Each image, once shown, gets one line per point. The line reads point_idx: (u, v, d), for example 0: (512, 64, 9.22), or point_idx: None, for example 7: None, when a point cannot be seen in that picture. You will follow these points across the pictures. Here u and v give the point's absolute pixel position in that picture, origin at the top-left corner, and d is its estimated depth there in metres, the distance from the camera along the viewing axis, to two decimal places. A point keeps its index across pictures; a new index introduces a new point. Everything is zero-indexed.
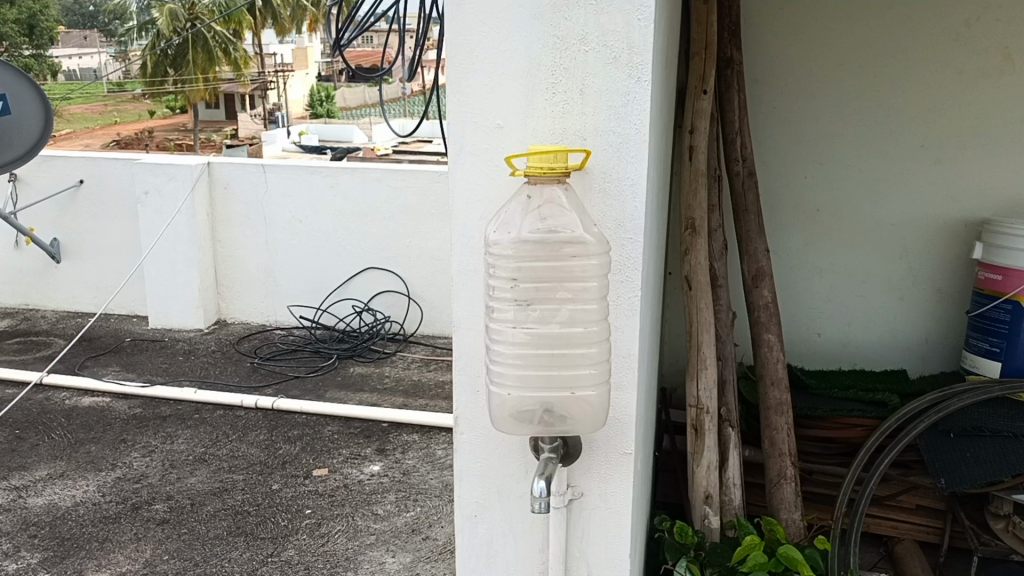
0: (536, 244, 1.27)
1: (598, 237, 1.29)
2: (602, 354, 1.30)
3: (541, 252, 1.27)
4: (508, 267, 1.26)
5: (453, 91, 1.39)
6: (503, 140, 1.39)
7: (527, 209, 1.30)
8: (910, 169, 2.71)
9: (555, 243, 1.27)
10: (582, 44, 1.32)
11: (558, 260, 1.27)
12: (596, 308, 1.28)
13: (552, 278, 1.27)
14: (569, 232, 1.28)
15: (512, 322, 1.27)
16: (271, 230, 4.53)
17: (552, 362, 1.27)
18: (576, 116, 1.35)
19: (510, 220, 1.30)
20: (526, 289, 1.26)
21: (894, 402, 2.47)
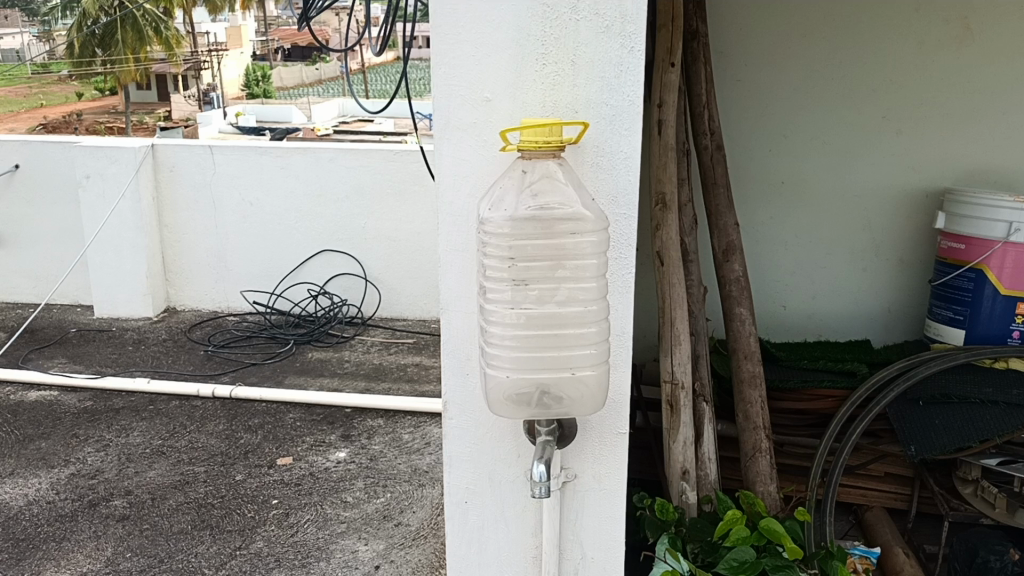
0: (531, 219, 1.22)
1: (595, 212, 1.25)
2: (602, 335, 1.24)
3: (537, 229, 1.22)
4: (503, 246, 1.22)
5: (438, 64, 1.33)
6: (490, 114, 1.33)
7: (523, 184, 1.25)
8: (873, 140, 2.72)
9: (551, 219, 1.22)
10: (573, 12, 1.27)
11: (555, 237, 1.22)
12: (595, 287, 1.23)
13: (549, 256, 1.21)
14: (564, 209, 1.23)
15: (507, 303, 1.21)
16: (220, 214, 4.39)
17: (550, 344, 1.22)
18: (567, 88, 1.31)
19: (503, 195, 1.25)
20: (523, 267, 1.21)
21: (863, 372, 2.49)
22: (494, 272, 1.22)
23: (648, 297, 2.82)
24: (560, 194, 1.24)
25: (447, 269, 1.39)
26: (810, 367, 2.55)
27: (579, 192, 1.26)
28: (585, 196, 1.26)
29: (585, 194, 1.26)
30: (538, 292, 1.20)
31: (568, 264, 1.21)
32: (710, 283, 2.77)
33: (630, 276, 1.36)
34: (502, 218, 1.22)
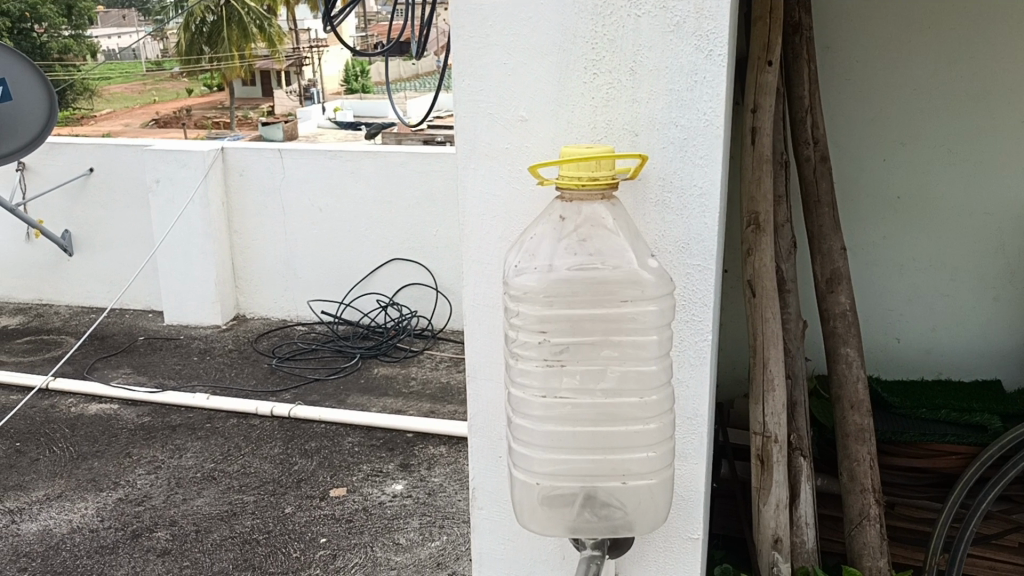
0: (575, 276, 1.00)
1: (656, 271, 1.00)
2: (664, 433, 1.02)
3: (581, 290, 1.00)
4: (540, 319, 1.00)
5: (461, 76, 1.10)
6: (526, 136, 1.09)
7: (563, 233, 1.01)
8: (1010, 150, 2.32)
9: (599, 283, 1.00)
10: (632, 6, 1.00)
11: (604, 304, 1.00)
12: (656, 370, 1.02)
13: (593, 331, 1.00)
14: (615, 269, 1.00)
15: (541, 387, 1.01)
16: (289, 218, 4.24)
17: (593, 439, 1.02)
18: (625, 106, 1.03)
19: (536, 245, 1.01)
20: (559, 337, 1.00)
21: (997, 426, 2.12)
22: (522, 343, 1.01)
23: (738, 328, 2.49)
24: (616, 247, 1.00)
25: (472, 330, 1.17)
26: (930, 416, 2.19)
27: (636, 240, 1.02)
28: (641, 248, 1.01)
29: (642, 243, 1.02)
30: (580, 379, 1.00)
31: (622, 339, 1.00)
32: (812, 311, 2.42)
33: (705, 346, 1.07)
34: (536, 277, 0.99)
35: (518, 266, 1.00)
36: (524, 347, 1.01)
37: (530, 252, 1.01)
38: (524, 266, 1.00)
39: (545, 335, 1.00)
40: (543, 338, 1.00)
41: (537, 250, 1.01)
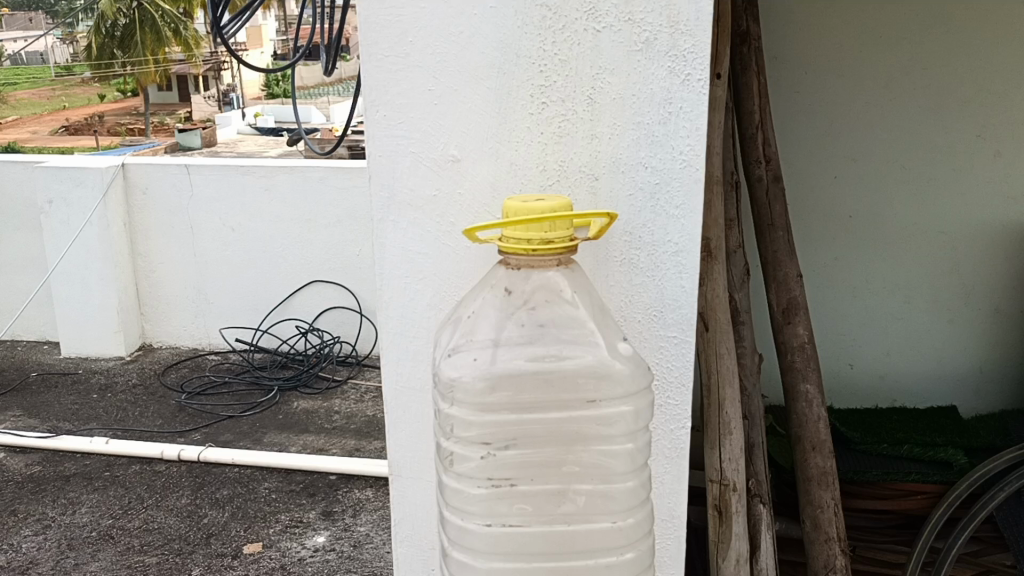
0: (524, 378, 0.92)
1: (630, 359, 0.94)
2: (639, 563, 0.97)
3: (532, 393, 0.93)
4: (491, 431, 0.93)
5: (378, 106, 0.94)
6: (459, 179, 0.95)
7: (519, 332, 0.91)
8: (964, 165, 2.18)
9: (555, 382, 0.92)
10: (590, 19, 0.87)
11: (564, 409, 0.93)
12: (633, 487, 0.96)
13: (549, 442, 0.94)
14: (573, 361, 0.93)
15: (487, 506, 0.94)
16: (199, 240, 3.93)
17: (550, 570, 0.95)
18: (584, 144, 0.91)
19: (479, 335, 0.92)
20: (504, 449, 0.93)
21: (962, 462, 1.95)
22: (462, 453, 0.94)
23: None
24: (584, 347, 0.93)
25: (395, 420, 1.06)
26: (891, 452, 2.00)
27: (613, 327, 0.94)
28: (610, 331, 0.93)
29: (614, 328, 0.94)
30: (532, 500, 0.94)
31: (584, 450, 0.94)
32: (766, 340, 2.26)
33: (685, 435, 0.98)
34: (470, 372, 0.91)
35: (454, 354, 0.93)
36: (461, 457, 0.95)
37: (468, 341, 0.93)
38: (462, 355, 0.93)
39: (489, 447, 0.93)
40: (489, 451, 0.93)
41: (475, 334, 0.92)
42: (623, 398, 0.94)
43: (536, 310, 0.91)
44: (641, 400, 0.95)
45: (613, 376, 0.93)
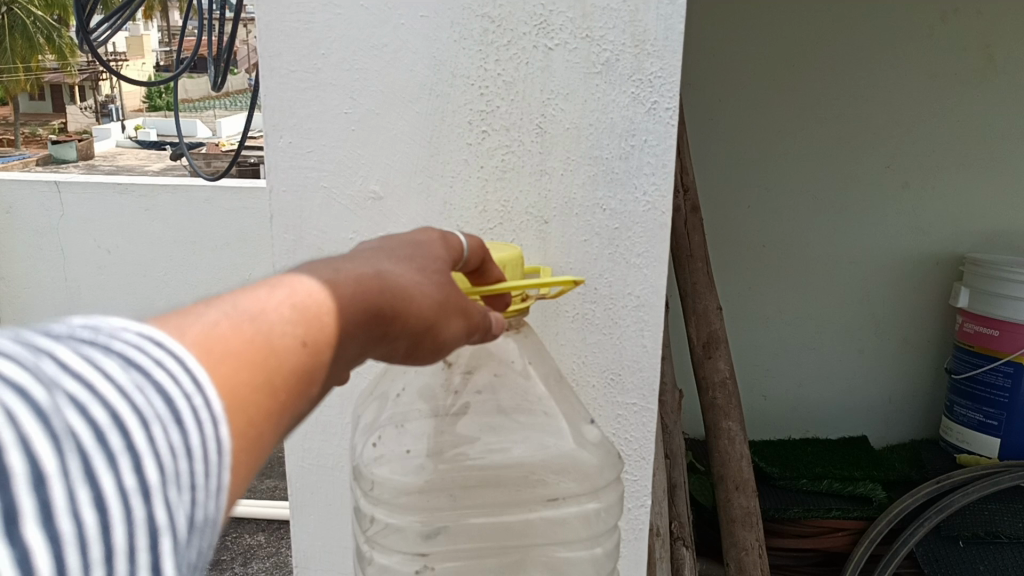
0: (469, 474, 0.76)
1: (599, 449, 0.78)
2: None
3: (480, 496, 0.76)
4: (427, 540, 0.78)
5: (282, 127, 0.78)
6: (381, 221, 0.79)
7: (460, 417, 0.76)
8: (875, 196, 2.08)
9: (506, 480, 0.77)
10: (541, 34, 0.73)
11: (518, 512, 0.77)
12: None
13: (493, 547, 0.79)
14: (531, 454, 0.77)
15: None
16: (71, 263, 3.62)
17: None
18: (529, 181, 0.76)
19: (410, 421, 0.76)
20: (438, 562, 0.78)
21: (880, 497, 1.90)
22: (390, 564, 0.79)
23: None
24: (537, 431, 0.77)
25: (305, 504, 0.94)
26: (812, 487, 1.93)
27: (579, 406, 0.80)
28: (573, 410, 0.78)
29: (577, 408, 0.79)
30: None
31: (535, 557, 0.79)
32: (682, 372, 2.19)
33: (641, 515, 0.84)
34: (399, 469, 0.76)
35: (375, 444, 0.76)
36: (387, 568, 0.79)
37: (397, 428, 0.76)
38: (389, 451, 0.76)
39: (424, 557, 0.78)
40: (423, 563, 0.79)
41: (404, 420, 0.76)
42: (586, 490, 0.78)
43: (484, 391, 0.76)
44: (609, 495, 0.79)
45: (577, 471, 0.77)
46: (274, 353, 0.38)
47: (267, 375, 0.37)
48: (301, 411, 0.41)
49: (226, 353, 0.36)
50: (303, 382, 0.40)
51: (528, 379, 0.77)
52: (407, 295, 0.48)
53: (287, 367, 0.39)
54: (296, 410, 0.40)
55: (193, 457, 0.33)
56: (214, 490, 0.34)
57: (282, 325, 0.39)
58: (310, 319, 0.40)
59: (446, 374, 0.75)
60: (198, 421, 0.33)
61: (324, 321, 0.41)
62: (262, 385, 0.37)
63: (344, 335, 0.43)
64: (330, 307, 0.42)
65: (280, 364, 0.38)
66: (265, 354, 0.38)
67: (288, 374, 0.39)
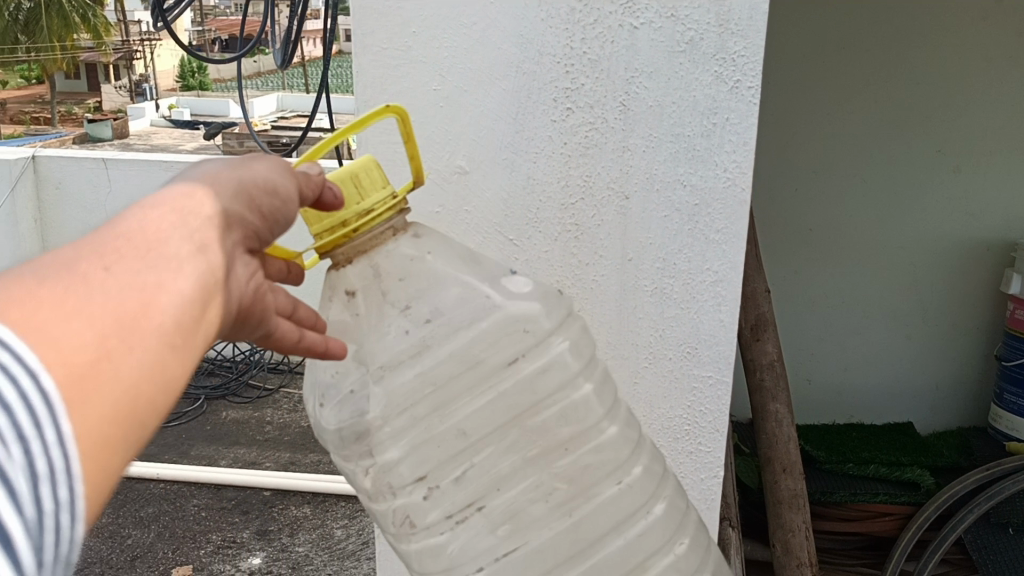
0: (447, 413, 0.70)
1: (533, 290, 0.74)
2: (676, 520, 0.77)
3: (440, 372, 0.70)
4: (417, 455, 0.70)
5: (371, 105, 0.81)
6: (466, 196, 0.82)
7: (411, 350, 0.69)
8: (935, 177, 1.92)
9: (456, 351, 0.70)
10: (627, 13, 0.74)
11: (486, 374, 0.71)
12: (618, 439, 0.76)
13: (486, 425, 0.71)
14: (469, 311, 0.70)
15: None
16: None
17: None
18: (612, 158, 0.78)
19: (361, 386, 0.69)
20: (482, 539, 0.70)
21: (929, 483, 1.83)
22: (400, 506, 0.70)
23: None
24: (501, 337, 0.71)
25: None
26: (857, 472, 1.88)
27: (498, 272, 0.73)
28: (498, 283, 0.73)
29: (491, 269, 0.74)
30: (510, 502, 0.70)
31: (533, 423, 0.72)
32: None
33: (714, 485, 0.87)
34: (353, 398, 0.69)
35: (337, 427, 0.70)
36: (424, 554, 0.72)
37: (331, 376, 0.70)
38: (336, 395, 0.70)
39: (425, 479, 0.70)
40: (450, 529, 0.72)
41: (358, 385, 0.69)
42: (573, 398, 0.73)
43: (401, 300, 0.68)
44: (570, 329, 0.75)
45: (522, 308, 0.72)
46: (92, 301, 0.34)
47: (87, 309, 0.33)
48: (168, 334, 0.37)
49: (40, 317, 0.32)
50: (142, 319, 0.36)
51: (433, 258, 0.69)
52: (215, 212, 0.44)
53: (110, 296, 0.35)
54: (155, 335, 0.36)
55: (29, 433, 0.29)
56: (52, 439, 0.30)
57: (86, 272, 0.35)
58: (116, 261, 0.36)
59: (354, 304, 0.66)
60: (24, 398, 0.29)
61: (129, 255, 0.37)
62: (92, 336, 0.33)
63: (175, 263, 0.39)
64: (130, 236, 0.38)
65: (101, 314, 0.34)
66: (79, 303, 0.33)
67: (117, 316, 0.35)
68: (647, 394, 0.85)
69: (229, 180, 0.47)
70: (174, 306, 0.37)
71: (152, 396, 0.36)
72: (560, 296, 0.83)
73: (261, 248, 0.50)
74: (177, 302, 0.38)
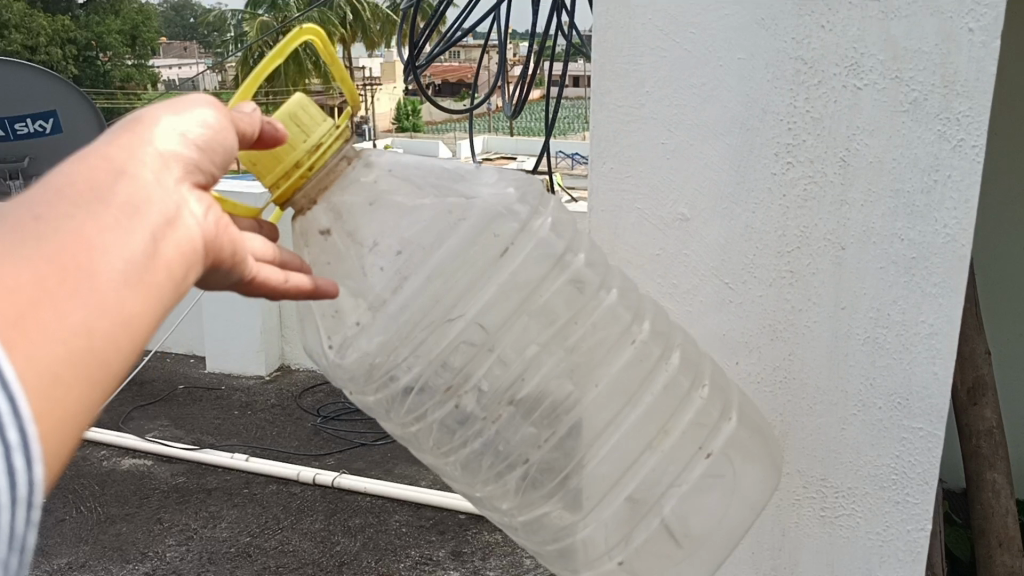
0: (452, 323, 0.79)
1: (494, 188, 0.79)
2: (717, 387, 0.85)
3: (443, 282, 0.78)
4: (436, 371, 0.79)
5: (606, 155, 0.92)
6: (687, 239, 0.89)
7: (409, 262, 0.76)
8: None
9: (455, 258, 0.78)
10: (851, 75, 0.78)
11: (486, 276, 0.79)
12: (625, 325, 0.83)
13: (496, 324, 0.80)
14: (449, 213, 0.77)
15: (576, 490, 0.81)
16: None
17: (671, 520, 0.80)
18: (829, 211, 0.82)
19: (372, 312, 0.75)
20: (521, 425, 0.82)
21: None
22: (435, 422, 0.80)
23: None
24: (481, 235, 0.78)
25: None
26: None
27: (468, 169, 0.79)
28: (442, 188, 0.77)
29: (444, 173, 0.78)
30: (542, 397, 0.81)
31: (535, 317, 0.81)
32: None
33: (921, 541, 0.86)
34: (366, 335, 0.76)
35: (363, 356, 0.76)
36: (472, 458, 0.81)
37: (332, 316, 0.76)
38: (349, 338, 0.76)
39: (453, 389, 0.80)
40: (487, 425, 0.81)
41: (363, 318, 0.75)
42: (564, 293, 0.82)
43: (390, 218, 0.74)
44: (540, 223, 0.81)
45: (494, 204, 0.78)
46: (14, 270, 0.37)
47: (22, 266, 0.37)
48: (116, 279, 0.40)
49: None
50: (74, 270, 0.39)
51: (411, 169, 0.76)
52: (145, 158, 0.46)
53: (41, 250, 0.38)
54: (101, 283, 0.40)
55: None
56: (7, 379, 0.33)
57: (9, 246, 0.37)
58: (37, 230, 0.39)
59: (330, 243, 0.71)
60: None
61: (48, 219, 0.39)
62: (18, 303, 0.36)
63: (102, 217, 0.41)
64: (66, 193, 0.41)
65: (21, 277, 0.37)
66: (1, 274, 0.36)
67: (42, 276, 0.37)
68: (856, 440, 0.87)
69: (169, 125, 0.49)
70: (116, 251, 0.41)
71: (93, 334, 0.39)
72: (772, 338, 0.87)
73: (213, 189, 0.51)
74: (120, 248, 0.41)
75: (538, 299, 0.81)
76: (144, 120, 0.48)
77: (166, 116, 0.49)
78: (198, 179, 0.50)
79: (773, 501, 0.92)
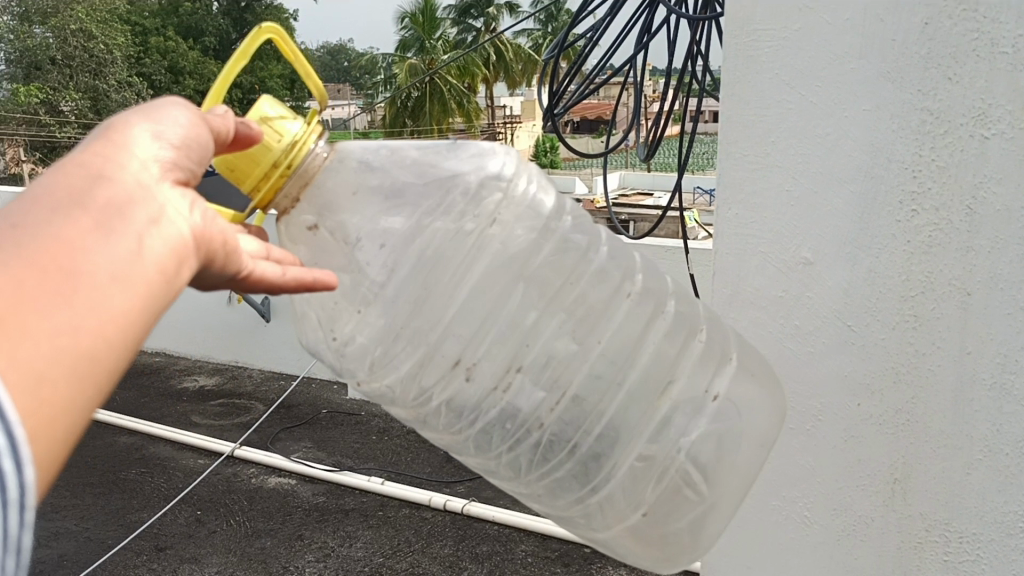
0: (442, 298, 0.59)
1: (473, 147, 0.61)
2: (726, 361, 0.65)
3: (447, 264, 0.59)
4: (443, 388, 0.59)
5: (732, 201, 0.97)
6: (809, 283, 0.93)
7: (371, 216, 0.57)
8: None
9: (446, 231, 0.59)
10: (978, 124, 0.79)
11: (486, 253, 0.60)
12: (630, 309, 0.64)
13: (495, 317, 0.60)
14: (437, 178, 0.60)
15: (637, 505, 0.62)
16: None
17: (692, 475, 0.62)
18: (952, 258, 0.83)
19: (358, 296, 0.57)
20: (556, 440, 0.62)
21: None
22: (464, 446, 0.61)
23: None
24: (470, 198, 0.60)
25: None
26: None
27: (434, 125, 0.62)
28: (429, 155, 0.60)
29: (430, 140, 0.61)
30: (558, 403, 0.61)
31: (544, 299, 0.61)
32: None
33: None
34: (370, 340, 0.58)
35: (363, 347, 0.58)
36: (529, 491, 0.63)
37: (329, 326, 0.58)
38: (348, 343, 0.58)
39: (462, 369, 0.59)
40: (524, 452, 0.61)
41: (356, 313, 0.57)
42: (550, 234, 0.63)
43: (370, 208, 0.57)
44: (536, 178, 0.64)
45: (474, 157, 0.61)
46: None
47: None
48: (110, 284, 0.30)
49: None
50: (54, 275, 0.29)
51: (382, 151, 0.58)
52: (136, 151, 0.35)
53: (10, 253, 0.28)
54: (98, 288, 0.30)
55: None
56: None
57: None
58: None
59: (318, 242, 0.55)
60: None
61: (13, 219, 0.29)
62: None
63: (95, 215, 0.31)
64: (44, 191, 0.31)
65: None
66: None
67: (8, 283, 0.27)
68: (981, 485, 0.87)
69: (148, 124, 0.37)
70: (115, 257, 0.31)
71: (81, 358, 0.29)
72: (894, 380, 0.90)
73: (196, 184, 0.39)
74: (108, 251, 0.31)
75: (531, 252, 0.62)
76: (115, 122, 0.36)
77: (140, 113, 0.37)
78: (188, 187, 0.38)
79: (895, 540, 0.94)
